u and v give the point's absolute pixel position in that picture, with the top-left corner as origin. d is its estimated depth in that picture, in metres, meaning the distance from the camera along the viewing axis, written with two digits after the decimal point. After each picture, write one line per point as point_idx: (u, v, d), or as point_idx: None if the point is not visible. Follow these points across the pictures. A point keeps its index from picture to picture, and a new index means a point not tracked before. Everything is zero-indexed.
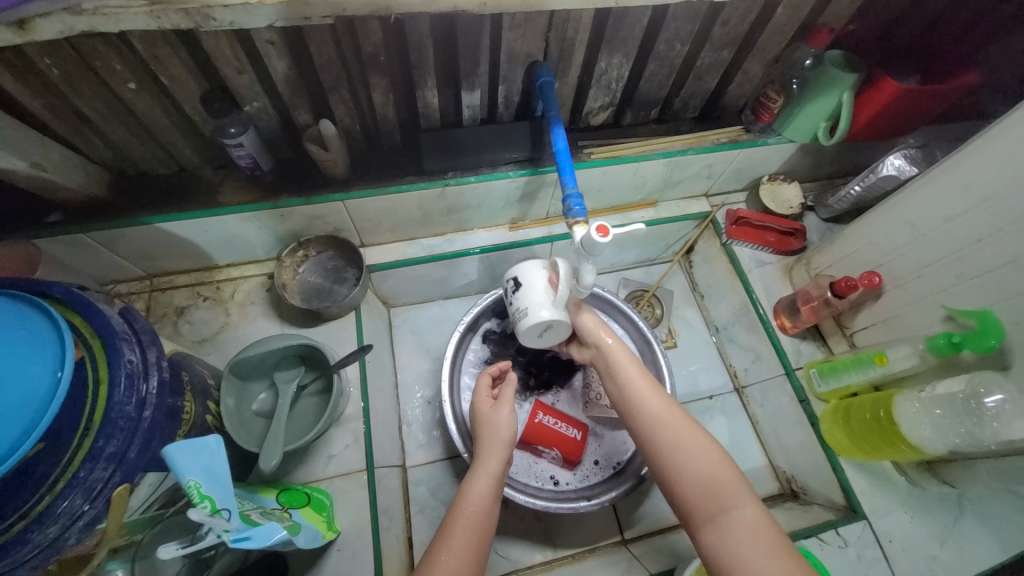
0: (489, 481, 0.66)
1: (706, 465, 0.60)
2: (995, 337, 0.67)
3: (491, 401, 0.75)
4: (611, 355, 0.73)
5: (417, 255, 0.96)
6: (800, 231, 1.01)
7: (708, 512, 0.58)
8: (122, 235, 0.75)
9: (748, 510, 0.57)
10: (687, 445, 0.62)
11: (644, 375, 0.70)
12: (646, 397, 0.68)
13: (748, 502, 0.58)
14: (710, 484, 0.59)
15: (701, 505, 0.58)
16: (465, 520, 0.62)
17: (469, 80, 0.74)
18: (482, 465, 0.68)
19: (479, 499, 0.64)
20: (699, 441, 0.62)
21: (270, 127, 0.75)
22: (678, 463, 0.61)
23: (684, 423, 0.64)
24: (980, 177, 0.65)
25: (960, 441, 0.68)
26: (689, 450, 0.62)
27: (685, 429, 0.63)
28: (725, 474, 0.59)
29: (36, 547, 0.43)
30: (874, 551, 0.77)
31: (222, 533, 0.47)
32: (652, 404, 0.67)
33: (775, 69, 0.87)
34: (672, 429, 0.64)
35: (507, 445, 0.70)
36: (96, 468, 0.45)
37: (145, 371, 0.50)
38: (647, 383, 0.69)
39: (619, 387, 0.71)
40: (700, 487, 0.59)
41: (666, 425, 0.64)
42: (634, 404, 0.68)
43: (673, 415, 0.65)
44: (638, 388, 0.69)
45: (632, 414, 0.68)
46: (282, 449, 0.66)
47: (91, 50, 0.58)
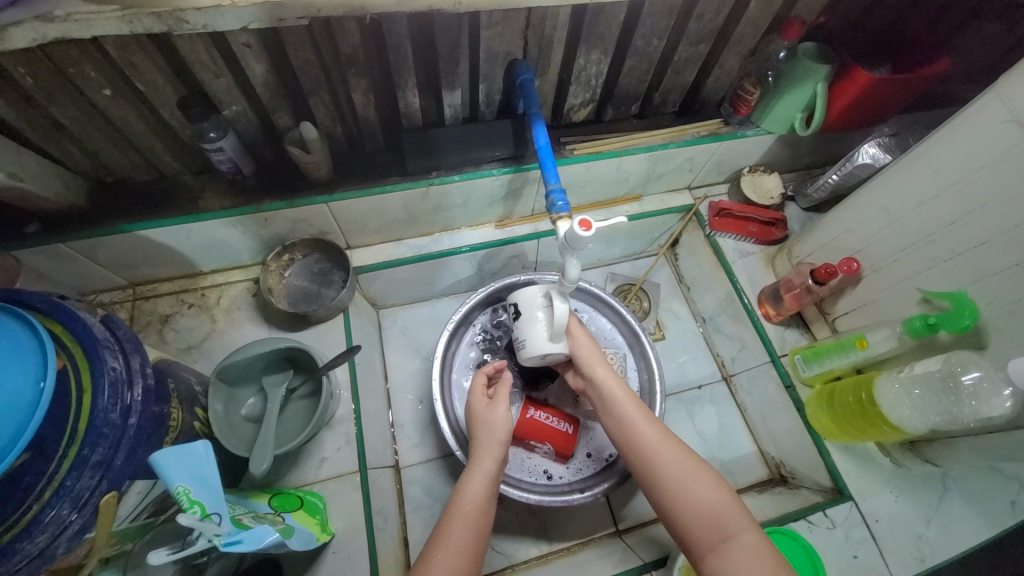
0: (485, 480, 0.66)
1: (707, 494, 0.61)
2: (969, 316, 0.69)
3: (487, 399, 0.76)
4: (606, 385, 0.73)
5: (404, 256, 0.96)
6: (782, 221, 1.02)
7: (711, 540, 0.59)
8: (103, 244, 0.74)
9: (749, 537, 0.58)
10: (687, 475, 0.63)
11: (637, 404, 0.71)
12: (643, 429, 0.68)
13: (749, 529, 0.59)
14: (711, 513, 0.60)
15: (704, 533, 0.59)
16: (461, 519, 0.62)
17: (449, 80, 0.75)
18: (477, 463, 0.68)
19: (474, 498, 0.64)
20: (699, 470, 0.64)
21: (251, 131, 0.75)
22: (679, 493, 0.62)
23: (683, 453, 0.65)
24: (950, 162, 0.67)
25: (939, 419, 0.70)
26: (690, 479, 0.63)
27: (683, 459, 0.65)
28: (725, 504, 0.61)
29: (25, 557, 0.43)
30: (861, 531, 0.79)
31: (213, 537, 0.47)
32: (648, 436, 0.68)
33: (751, 62, 0.89)
34: (672, 461, 0.64)
35: (502, 445, 0.70)
36: (82, 476, 0.45)
37: (130, 379, 0.50)
38: (641, 412, 0.70)
39: (615, 419, 0.71)
40: (702, 516, 0.60)
41: (665, 455, 0.65)
42: (630, 434, 0.69)
43: (670, 444, 0.66)
44: (634, 418, 0.70)
45: (629, 446, 0.68)
46: (272, 453, 0.65)
47: (63, 58, 0.57)
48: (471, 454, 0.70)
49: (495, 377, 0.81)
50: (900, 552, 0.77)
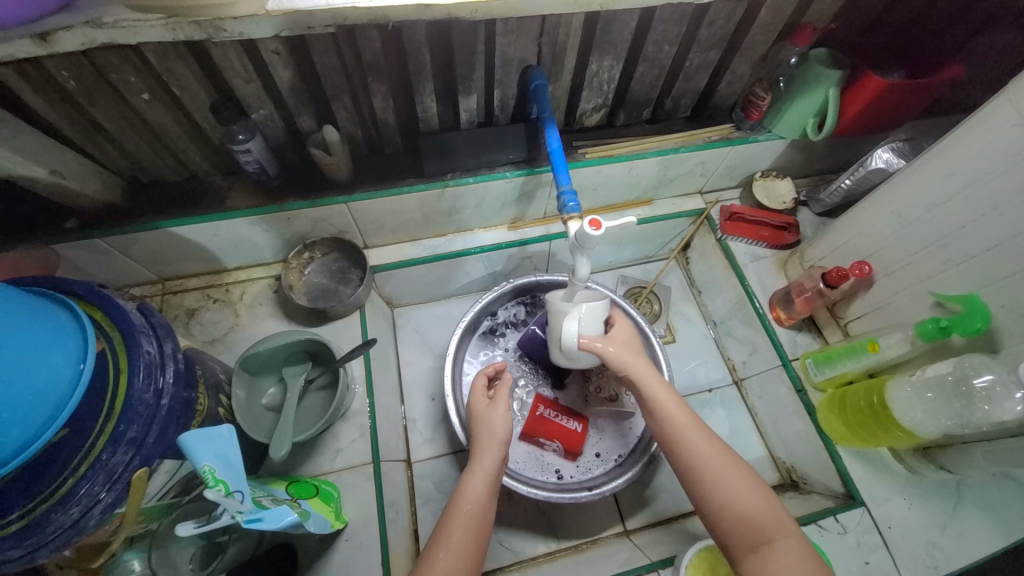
0: (485, 479, 0.67)
1: (749, 499, 0.62)
2: (982, 318, 0.68)
3: (487, 400, 0.77)
4: (642, 383, 0.72)
5: (420, 255, 0.99)
6: (794, 225, 1.03)
7: (751, 543, 0.59)
8: (136, 239, 0.78)
9: (790, 540, 0.59)
10: (729, 478, 0.63)
11: (677, 402, 0.70)
12: (683, 430, 0.67)
13: (790, 534, 0.59)
14: (752, 517, 0.60)
15: (744, 535, 0.60)
16: (462, 516, 0.64)
17: (466, 85, 0.78)
18: (477, 463, 0.69)
19: (475, 496, 0.66)
20: (740, 473, 0.64)
21: (276, 133, 0.79)
22: (720, 496, 0.62)
23: (724, 454, 0.65)
24: (962, 166, 0.67)
25: (951, 423, 0.69)
26: (731, 483, 0.63)
27: (723, 460, 0.64)
28: (767, 510, 0.61)
29: (58, 528, 0.45)
30: (873, 538, 0.78)
31: (236, 513, 0.49)
32: (690, 438, 0.66)
33: (763, 68, 0.90)
34: (716, 466, 0.64)
35: (502, 443, 0.71)
36: (117, 451, 0.47)
37: (163, 362, 0.53)
38: (681, 411, 0.69)
39: (655, 418, 0.70)
40: (744, 520, 0.60)
41: (704, 454, 0.65)
42: (671, 439, 0.68)
43: (713, 449, 0.65)
44: (673, 418, 0.68)
45: (669, 448, 0.68)
46: (290, 440, 0.68)
47: (106, 63, 0.61)
48: (472, 450, 0.72)
49: (497, 378, 0.84)
50: (914, 559, 0.77)
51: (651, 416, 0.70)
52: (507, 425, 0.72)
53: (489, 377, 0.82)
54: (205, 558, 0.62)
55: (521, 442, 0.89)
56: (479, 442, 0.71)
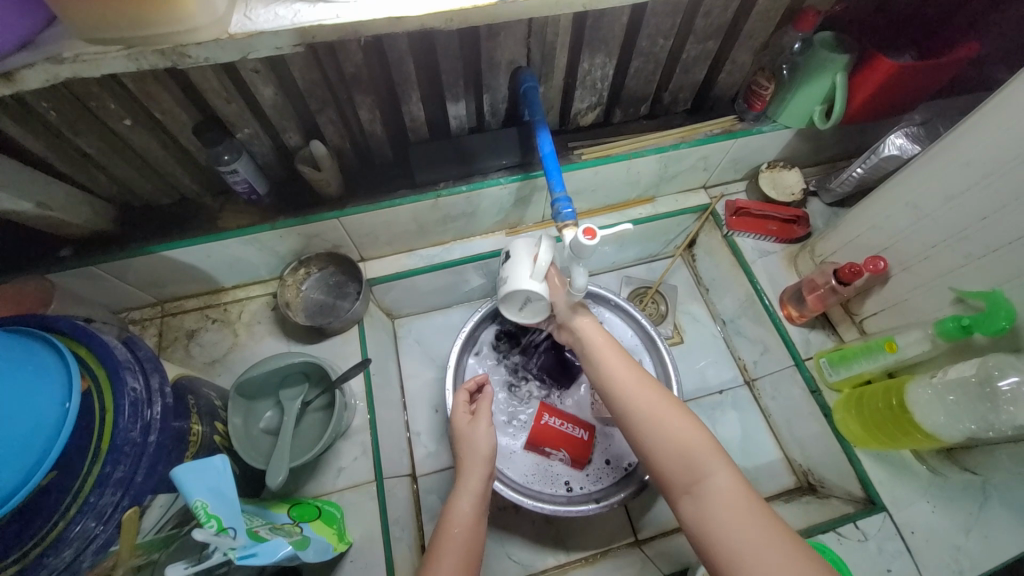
0: (471, 499, 0.66)
1: (681, 434, 0.62)
2: (1005, 317, 0.64)
3: (469, 416, 0.76)
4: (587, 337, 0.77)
5: (417, 266, 0.97)
6: (803, 218, 0.98)
7: (683, 477, 0.59)
8: (130, 265, 0.78)
9: (726, 476, 0.58)
10: (667, 418, 0.64)
11: (623, 360, 0.72)
12: (620, 379, 0.70)
13: (721, 465, 0.59)
14: (683, 450, 0.60)
15: (677, 470, 0.60)
16: (449, 539, 0.62)
17: (453, 92, 0.75)
18: (463, 484, 0.68)
19: (462, 517, 0.64)
20: (672, 411, 0.64)
21: (263, 151, 0.77)
22: (653, 436, 0.63)
23: (660, 399, 0.66)
24: (982, 153, 0.62)
25: (975, 426, 0.65)
26: (668, 422, 0.63)
27: (659, 403, 0.65)
28: (696, 442, 0.61)
29: (52, 571, 0.44)
30: (896, 544, 0.75)
31: (229, 550, 0.47)
32: (625, 382, 0.69)
33: (765, 55, 0.86)
34: (649, 404, 0.66)
35: (485, 460, 0.70)
36: (105, 492, 0.46)
37: (149, 398, 0.52)
38: (626, 367, 0.71)
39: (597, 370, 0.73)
40: (676, 454, 0.61)
41: (640, 399, 0.67)
42: (608, 385, 0.70)
43: (648, 390, 0.67)
44: (613, 372, 0.71)
45: (609, 396, 0.70)
46: (289, 465, 0.67)
47: (84, 92, 0.60)
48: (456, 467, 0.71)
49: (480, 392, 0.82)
50: (939, 565, 0.74)
51: (595, 373, 0.74)
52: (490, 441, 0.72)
53: (471, 391, 0.81)
54: None
55: (527, 453, 0.88)
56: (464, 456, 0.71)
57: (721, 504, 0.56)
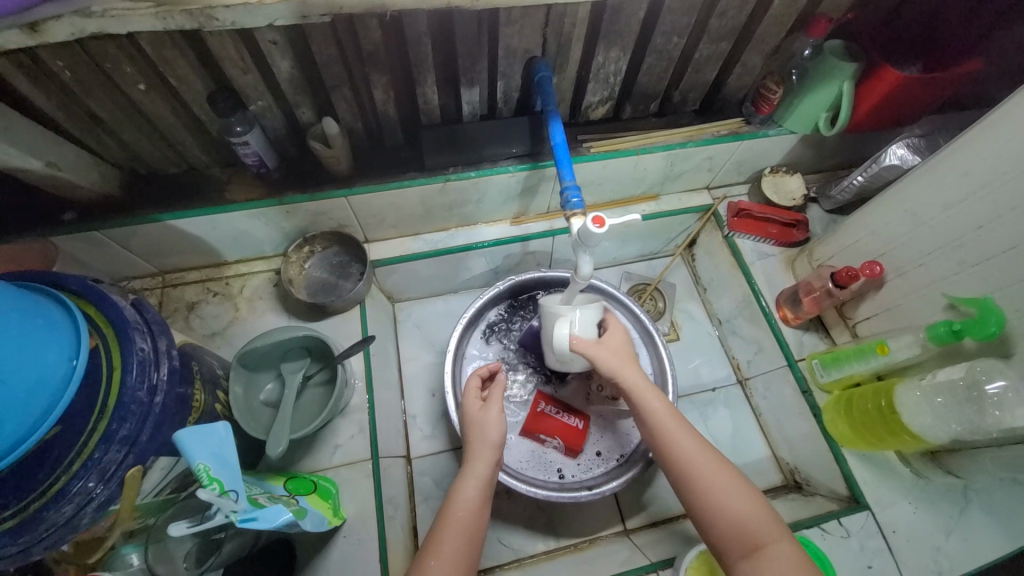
0: (477, 484, 0.66)
1: (742, 505, 0.61)
2: (995, 323, 0.65)
3: (479, 401, 0.76)
4: (634, 390, 0.71)
5: (420, 250, 0.98)
6: (803, 223, 1.00)
7: (744, 548, 0.59)
8: (135, 232, 0.78)
9: (783, 545, 0.58)
10: (720, 479, 0.62)
11: (666, 406, 0.70)
12: (676, 437, 0.66)
13: (783, 538, 0.58)
14: (746, 523, 0.59)
15: (738, 541, 0.59)
16: (453, 519, 0.63)
17: (468, 77, 0.76)
18: (469, 468, 0.68)
19: (467, 500, 0.65)
20: (733, 480, 0.62)
21: (275, 126, 0.77)
22: (715, 506, 0.61)
23: (718, 463, 0.64)
24: (981, 164, 0.64)
25: (960, 428, 0.67)
26: (722, 486, 0.62)
27: (719, 469, 0.63)
28: (758, 515, 0.60)
29: (52, 525, 0.45)
30: (877, 542, 0.77)
31: (231, 513, 0.48)
32: (682, 443, 0.66)
33: (775, 60, 0.89)
34: (708, 469, 0.63)
35: (495, 447, 0.70)
36: (110, 449, 0.47)
37: (156, 359, 0.52)
38: (672, 417, 0.69)
39: (648, 426, 0.69)
40: (737, 527, 0.60)
41: (699, 463, 0.64)
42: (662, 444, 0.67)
43: (704, 453, 0.65)
44: (666, 427, 0.67)
45: (663, 457, 0.67)
46: (288, 437, 0.67)
47: (101, 53, 0.60)
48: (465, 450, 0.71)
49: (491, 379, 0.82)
50: (917, 564, 0.76)
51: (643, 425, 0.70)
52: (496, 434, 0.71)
53: (482, 378, 0.81)
54: (202, 552, 0.62)
55: (522, 439, 0.89)
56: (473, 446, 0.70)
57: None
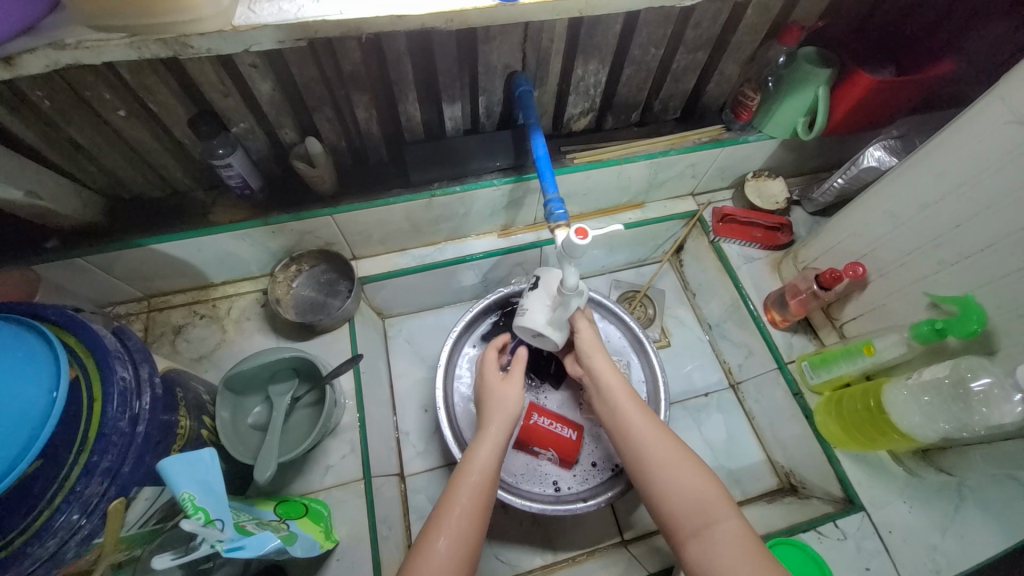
0: (474, 491, 0.64)
1: (693, 482, 0.62)
2: (977, 320, 0.66)
3: (500, 375, 0.78)
4: (600, 372, 0.75)
5: (409, 265, 0.98)
6: (787, 226, 1.01)
7: (692, 525, 0.60)
8: (119, 257, 0.77)
9: (729, 521, 0.59)
10: (671, 460, 0.64)
11: (628, 391, 0.72)
12: (633, 419, 0.69)
13: (730, 516, 0.59)
14: (695, 499, 0.61)
15: (686, 519, 0.60)
16: (447, 525, 0.60)
17: (449, 93, 0.77)
18: (468, 474, 0.65)
19: (481, 469, 0.66)
20: (685, 460, 0.64)
21: (258, 147, 0.77)
22: (664, 482, 0.63)
23: (670, 442, 0.66)
24: (954, 164, 0.65)
25: (949, 426, 0.66)
26: (674, 465, 0.64)
27: (670, 448, 0.66)
28: (706, 492, 0.61)
29: (37, 560, 0.43)
30: (874, 543, 0.77)
31: (216, 542, 0.47)
32: (638, 424, 0.69)
33: (751, 67, 0.89)
34: (660, 446, 0.66)
35: (496, 449, 0.68)
36: (91, 482, 0.46)
37: (138, 388, 0.51)
38: (632, 401, 0.71)
39: (609, 408, 0.73)
40: (684, 503, 0.61)
41: (652, 442, 0.67)
42: (620, 424, 0.70)
43: (658, 434, 0.67)
44: (625, 409, 0.71)
45: (622, 438, 0.69)
46: (277, 460, 0.66)
47: (80, 82, 0.60)
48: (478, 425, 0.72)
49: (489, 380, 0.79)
50: (915, 564, 0.76)
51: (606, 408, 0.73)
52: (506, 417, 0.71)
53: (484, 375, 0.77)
54: None
55: (516, 452, 0.88)
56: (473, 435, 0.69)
57: (731, 552, 0.56)
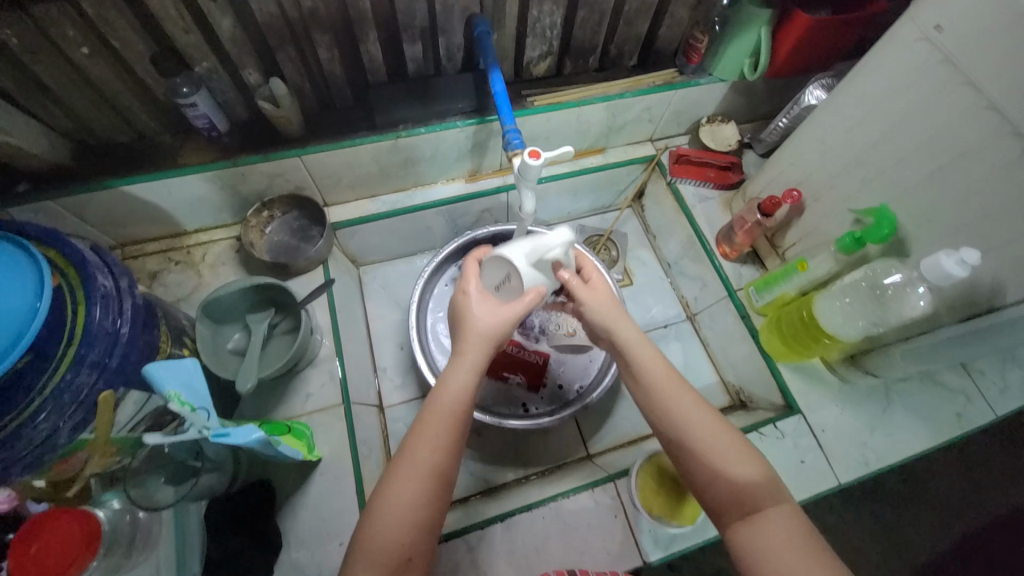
0: (426, 468, 0.56)
1: (743, 466, 0.57)
2: (888, 226, 0.73)
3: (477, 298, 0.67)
4: (633, 348, 0.66)
5: (379, 211, 1.01)
6: (737, 164, 1.08)
7: (740, 510, 0.56)
8: (90, 200, 0.79)
9: (781, 506, 0.55)
10: (718, 443, 0.59)
11: (668, 369, 0.64)
12: (676, 399, 0.62)
13: (781, 500, 0.56)
14: (744, 484, 0.56)
15: (734, 504, 0.56)
16: (395, 508, 0.55)
17: (408, 33, 0.79)
18: (415, 449, 0.57)
19: (433, 446, 0.57)
20: (735, 442, 0.59)
21: (223, 88, 0.79)
22: (712, 467, 0.58)
23: (720, 423, 0.60)
24: (872, 88, 0.72)
25: (866, 322, 0.76)
26: (722, 449, 0.58)
27: (719, 431, 0.60)
28: (757, 476, 0.57)
29: (29, 444, 0.47)
30: (809, 440, 0.86)
31: (203, 428, 0.53)
32: (680, 403, 0.62)
33: (699, 10, 0.93)
34: (708, 429, 0.60)
35: (453, 417, 0.59)
36: (81, 371, 0.50)
37: (120, 295, 0.55)
38: (672, 378, 0.63)
39: (644, 387, 0.64)
40: (732, 487, 0.57)
41: (697, 425, 0.60)
42: (659, 404, 0.62)
43: (706, 414, 0.61)
44: (664, 388, 0.63)
45: (660, 418, 0.62)
46: (257, 373, 0.72)
47: (43, 17, 0.61)
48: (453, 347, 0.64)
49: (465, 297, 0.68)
50: (844, 456, 0.85)
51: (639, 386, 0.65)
52: (474, 376, 0.61)
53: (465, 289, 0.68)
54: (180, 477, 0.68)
55: (488, 379, 0.94)
56: (427, 416, 0.58)
57: (784, 541, 0.52)
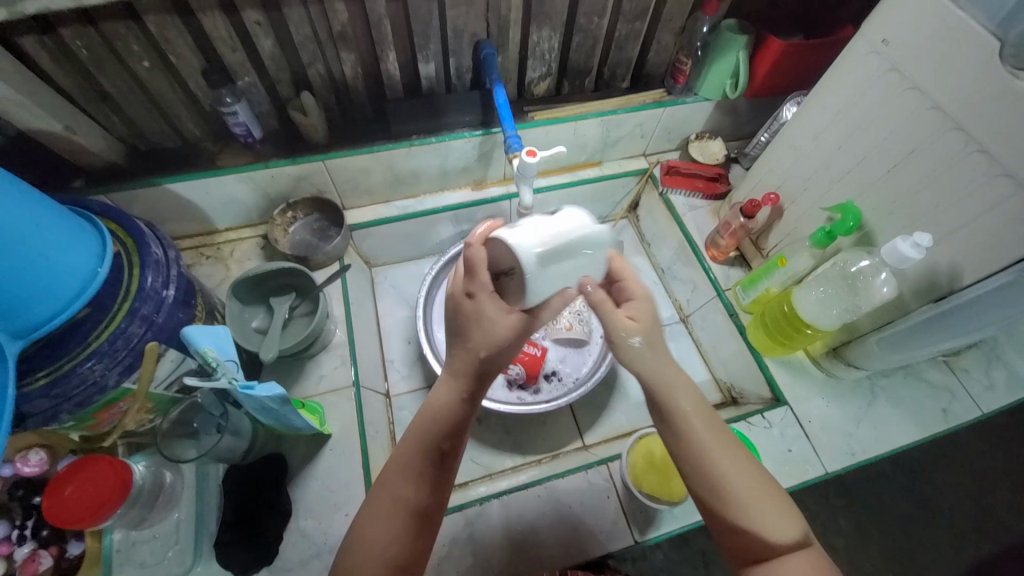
0: (405, 499, 0.57)
1: (769, 518, 0.55)
2: (852, 219, 0.80)
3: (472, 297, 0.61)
4: (671, 392, 0.58)
5: (392, 214, 1.10)
6: (724, 175, 1.17)
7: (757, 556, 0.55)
8: (137, 196, 0.89)
9: (801, 553, 0.54)
10: (746, 492, 0.56)
11: (704, 416, 0.58)
12: (709, 448, 0.57)
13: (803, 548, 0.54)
14: (767, 533, 0.54)
15: (751, 549, 0.55)
16: (375, 540, 0.56)
17: (423, 53, 0.90)
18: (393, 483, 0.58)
19: (411, 473, 0.58)
20: (765, 491, 0.56)
21: (260, 100, 0.90)
22: (739, 517, 0.55)
23: (753, 472, 0.57)
24: (835, 99, 0.80)
25: (840, 310, 0.82)
26: (753, 503, 0.55)
27: (750, 482, 0.56)
28: (782, 526, 0.55)
29: (81, 383, 0.55)
30: (796, 430, 0.90)
31: (232, 379, 0.61)
32: (714, 452, 0.57)
33: (683, 37, 1.04)
34: (740, 480, 0.56)
35: (435, 446, 0.59)
36: (133, 323, 0.58)
37: (168, 263, 0.63)
38: (707, 426, 0.58)
39: (676, 432, 0.58)
40: (753, 535, 0.55)
41: (728, 475, 0.56)
42: (697, 452, 0.57)
43: (738, 464, 0.57)
44: (700, 435, 0.57)
45: (688, 462, 0.58)
46: (277, 347, 0.81)
47: (114, 33, 0.72)
48: (448, 364, 0.64)
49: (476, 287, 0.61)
50: (831, 446, 0.89)
51: (674, 429, 0.58)
52: (466, 405, 0.61)
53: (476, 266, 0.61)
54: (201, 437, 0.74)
55: None
56: (411, 438, 0.60)
57: None
